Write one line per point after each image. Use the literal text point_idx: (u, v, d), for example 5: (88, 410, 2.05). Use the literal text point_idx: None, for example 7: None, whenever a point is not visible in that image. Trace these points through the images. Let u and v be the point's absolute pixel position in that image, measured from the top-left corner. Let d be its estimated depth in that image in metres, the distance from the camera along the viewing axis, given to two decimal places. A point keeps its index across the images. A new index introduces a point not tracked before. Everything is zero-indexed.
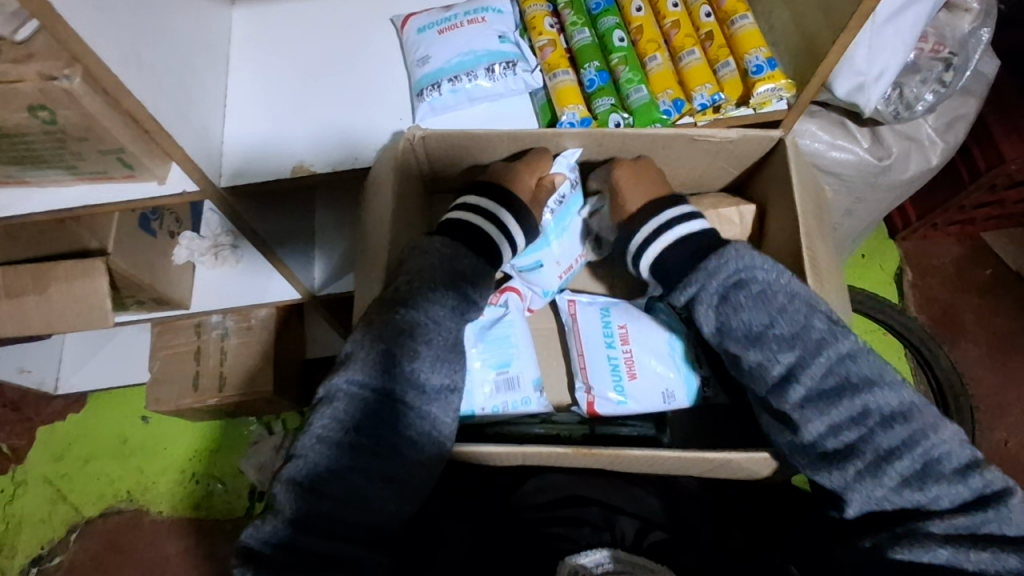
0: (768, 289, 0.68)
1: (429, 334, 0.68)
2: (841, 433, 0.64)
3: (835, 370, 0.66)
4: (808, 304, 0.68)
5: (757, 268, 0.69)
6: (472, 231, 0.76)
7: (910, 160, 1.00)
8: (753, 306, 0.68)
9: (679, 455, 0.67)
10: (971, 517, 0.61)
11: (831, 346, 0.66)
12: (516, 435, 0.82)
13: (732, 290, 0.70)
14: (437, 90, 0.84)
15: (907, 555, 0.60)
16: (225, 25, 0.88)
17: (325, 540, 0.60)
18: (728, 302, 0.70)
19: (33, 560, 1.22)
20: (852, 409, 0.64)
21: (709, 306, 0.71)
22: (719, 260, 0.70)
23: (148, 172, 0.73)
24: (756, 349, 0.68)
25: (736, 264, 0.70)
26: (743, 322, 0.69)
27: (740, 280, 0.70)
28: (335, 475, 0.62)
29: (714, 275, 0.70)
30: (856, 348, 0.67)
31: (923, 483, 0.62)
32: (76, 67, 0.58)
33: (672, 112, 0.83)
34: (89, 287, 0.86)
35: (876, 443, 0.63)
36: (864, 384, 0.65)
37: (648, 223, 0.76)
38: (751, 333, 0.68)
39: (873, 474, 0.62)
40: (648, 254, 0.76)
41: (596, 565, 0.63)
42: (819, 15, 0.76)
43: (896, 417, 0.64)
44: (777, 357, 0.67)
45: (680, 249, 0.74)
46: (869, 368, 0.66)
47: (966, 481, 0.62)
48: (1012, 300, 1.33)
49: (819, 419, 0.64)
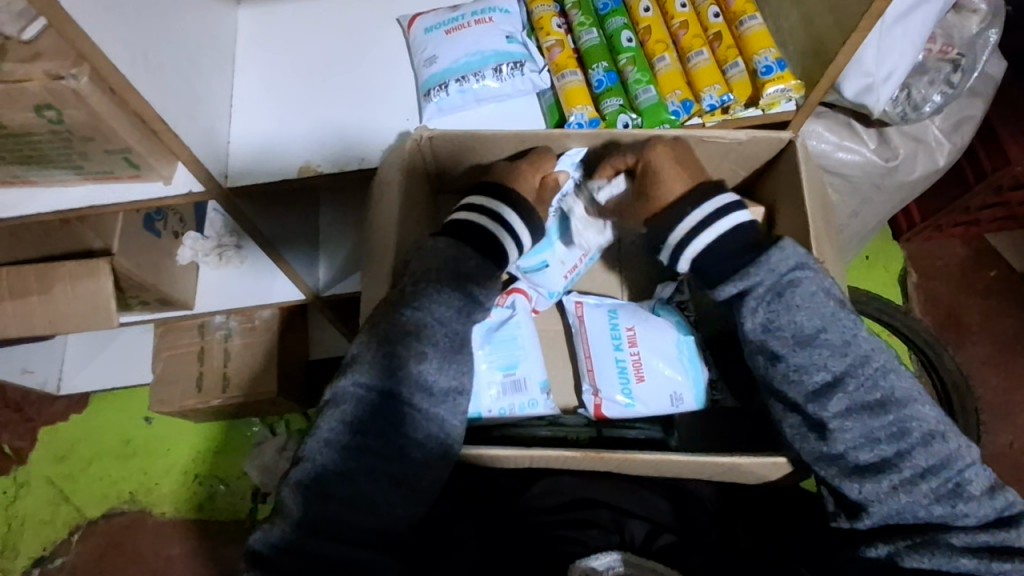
0: (819, 292, 0.67)
1: (435, 336, 0.67)
2: (878, 446, 0.63)
3: (880, 384, 0.64)
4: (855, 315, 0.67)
5: (807, 269, 0.68)
6: (478, 231, 0.75)
7: (917, 161, 1.00)
8: (806, 309, 0.66)
9: (688, 460, 0.66)
10: (995, 536, 0.61)
11: (875, 359, 0.65)
12: (523, 437, 0.83)
13: (787, 290, 0.67)
14: (445, 91, 0.83)
15: (928, 561, 0.60)
16: (231, 25, 0.87)
17: (335, 545, 0.60)
18: (780, 301, 0.67)
19: (36, 562, 1.22)
20: (894, 424, 0.63)
21: (760, 305, 0.68)
22: (779, 254, 0.68)
23: (154, 172, 0.72)
24: (801, 352, 0.66)
25: (787, 264, 0.67)
26: (793, 323, 0.66)
27: (793, 280, 0.67)
28: (348, 478, 0.62)
29: (773, 270, 0.67)
30: (894, 364, 0.66)
31: (953, 501, 0.62)
32: (83, 66, 0.57)
33: (681, 113, 0.83)
34: (93, 287, 0.85)
35: (913, 461, 0.62)
36: (905, 400, 0.64)
37: (691, 216, 0.72)
38: (800, 336, 0.66)
39: (906, 489, 0.62)
40: (693, 246, 0.72)
41: (607, 568, 0.62)
42: (828, 15, 0.75)
43: (935, 436, 0.63)
44: (823, 364, 0.65)
45: (728, 242, 0.71)
46: (908, 385, 0.65)
47: (992, 502, 0.63)
48: (1017, 301, 1.33)
49: (857, 430, 0.63)
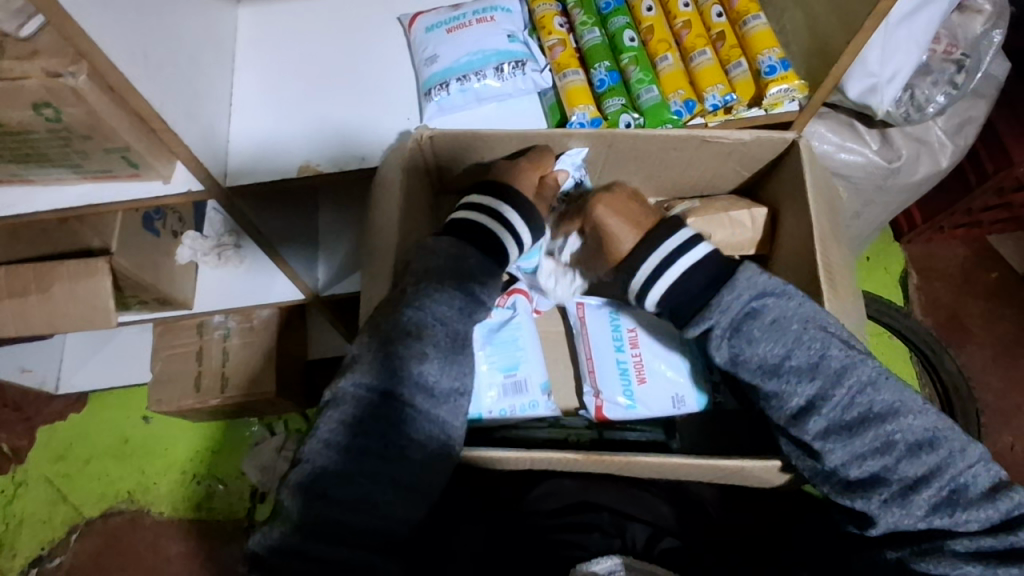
0: (782, 318, 0.66)
1: (436, 336, 0.66)
2: (865, 462, 0.62)
3: (857, 401, 0.63)
4: (824, 331, 0.65)
5: (768, 296, 0.67)
6: (478, 229, 0.74)
7: (920, 162, 0.99)
8: (768, 338, 0.65)
9: (692, 463, 0.66)
10: (1001, 540, 0.59)
11: (851, 375, 0.63)
12: (525, 440, 0.83)
13: (746, 321, 0.66)
14: (445, 90, 0.83)
15: (935, 568, 0.59)
16: (231, 23, 0.87)
17: (338, 548, 0.59)
18: (741, 335, 0.66)
19: (33, 562, 1.21)
20: (877, 439, 0.62)
21: (722, 339, 0.67)
22: (731, 292, 0.67)
23: (153, 171, 0.72)
24: (772, 381, 0.66)
25: (747, 295, 0.67)
26: (757, 355, 0.66)
27: (753, 310, 0.66)
28: (343, 483, 0.60)
29: (726, 310, 0.67)
30: (876, 374, 0.64)
31: (951, 509, 0.61)
32: (81, 64, 0.57)
33: (683, 112, 0.82)
34: (92, 286, 0.84)
35: (902, 473, 0.61)
36: (886, 413, 0.63)
37: (647, 261, 0.72)
38: (767, 365, 0.66)
39: (900, 502, 0.61)
40: (653, 292, 0.72)
41: (608, 574, 0.61)
42: (833, 16, 0.75)
43: (922, 445, 0.62)
44: (796, 389, 0.64)
45: (692, 279, 0.70)
46: (891, 395, 0.63)
47: (995, 503, 0.61)
48: (1019, 303, 1.32)
49: (842, 448, 0.62)
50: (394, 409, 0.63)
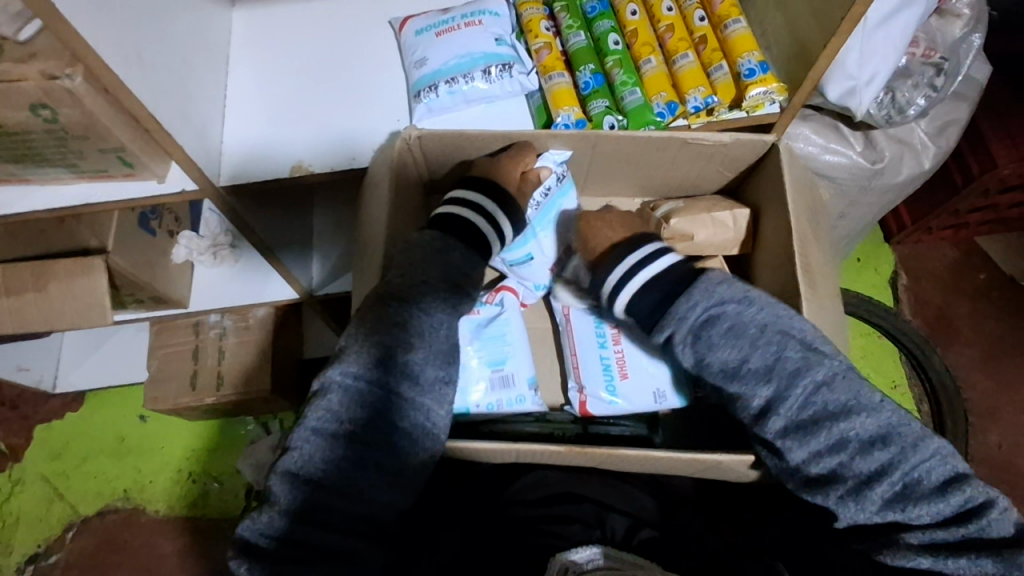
0: (739, 323, 0.69)
1: (422, 329, 0.69)
2: (822, 460, 0.64)
3: (812, 400, 0.65)
4: (780, 333, 0.68)
5: (727, 304, 0.70)
6: (461, 222, 0.77)
7: (903, 163, 1.01)
8: (725, 345, 0.69)
9: (671, 455, 0.67)
10: (952, 532, 0.61)
11: (805, 375, 0.66)
12: (508, 433, 0.83)
13: (705, 329, 0.70)
14: (434, 92, 0.84)
15: (890, 559, 0.61)
16: (225, 26, 0.89)
17: (321, 532, 0.61)
18: (701, 341, 0.70)
19: (29, 559, 1.23)
20: (830, 437, 0.64)
21: (685, 346, 0.72)
22: (688, 302, 0.72)
23: (148, 171, 0.74)
24: (733, 383, 0.69)
25: (702, 304, 0.71)
26: (717, 360, 0.69)
27: (711, 318, 0.70)
28: (321, 482, 0.63)
29: (684, 320, 0.71)
30: (832, 372, 0.66)
31: (905, 504, 0.62)
32: (77, 67, 0.59)
33: (666, 114, 0.84)
34: (88, 284, 0.86)
35: (856, 470, 0.63)
36: (840, 412, 0.64)
37: (610, 276, 0.78)
38: (727, 369, 0.69)
39: (854, 498, 0.62)
40: (618, 305, 0.77)
41: (587, 561, 0.63)
42: (811, 19, 0.77)
43: (874, 442, 0.63)
44: (754, 392, 0.67)
45: (645, 297, 0.75)
46: (845, 394, 0.65)
47: (946, 498, 0.62)
48: (1006, 303, 1.34)
49: (799, 447, 0.64)
50: (371, 405, 0.65)
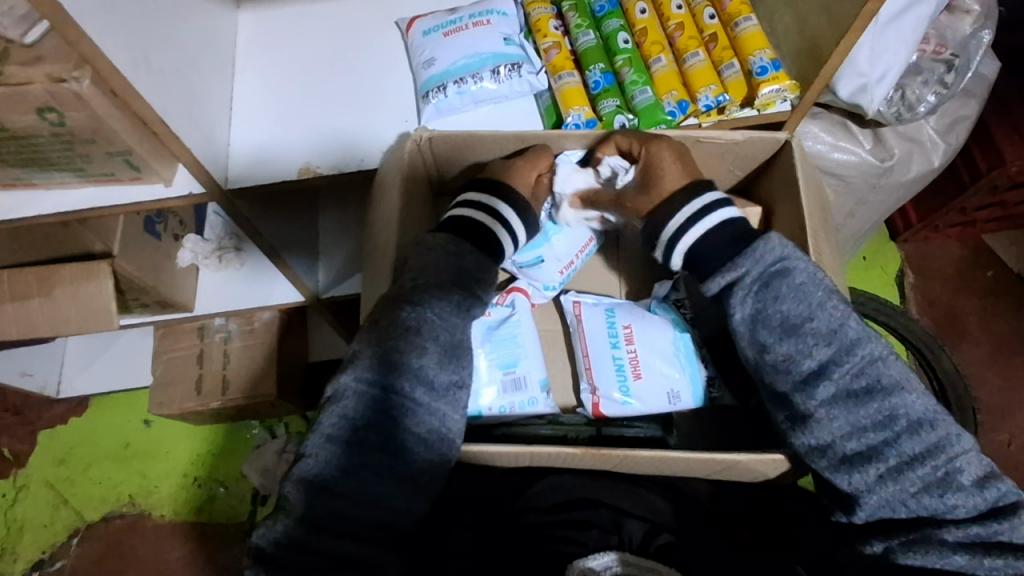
0: (810, 282, 0.68)
1: (435, 331, 0.68)
2: (865, 434, 0.63)
3: (867, 371, 0.64)
4: (845, 303, 0.67)
5: (799, 260, 0.69)
6: (474, 224, 0.76)
7: (912, 160, 1.01)
8: (793, 298, 0.67)
9: (687, 456, 0.66)
10: (986, 528, 0.60)
11: (863, 348, 0.65)
12: (523, 437, 0.81)
13: (775, 279, 0.69)
14: (443, 92, 0.84)
15: (919, 559, 0.60)
16: (231, 28, 0.88)
17: (342, 541, 0.60)
18: (768, 291, 0.69)
19: (35, 566, 1.22)
20: (880, 410, 0.63)
21: (749, 293, 0.70)
22: (766, 245, 0.69)
23: (154, 173, 0.73)
24: (788, 341, 0.67)
25: (781, 253, 0.69)
26: (780, 312, 0.68)
27: (783, 270, 0.68)
28: (344, 479, 0.62)
29: (759, 261, 0.69)
30: (886, 351, 0.66)
31: (943, 490, 0.61)
32: (85, 69, 0.58)
33: (677, 113, 0.84)
34: (95, 289, 0.85)
35: (900, 449, 0.62)
36: (893, 387, 0.64)
37: (676, 217, 0.75)
38: (787, 324, 0.67)
39: (892, 478, 0.62)
40: (681, 247, 0.75)
41: (605, 568, 0.62)
42: (823, 17, 0.76)
43: (922, 423, 0.62)
44: (810, 352, 0.66)
45: (714, 240, 0.73)
46: (898, 372, 0.65)
47: (983, 492, 0.61)
48: (1015, 301, 1.33)
49: (844, 417, 0.64)
50: (389, 410, 0.64)
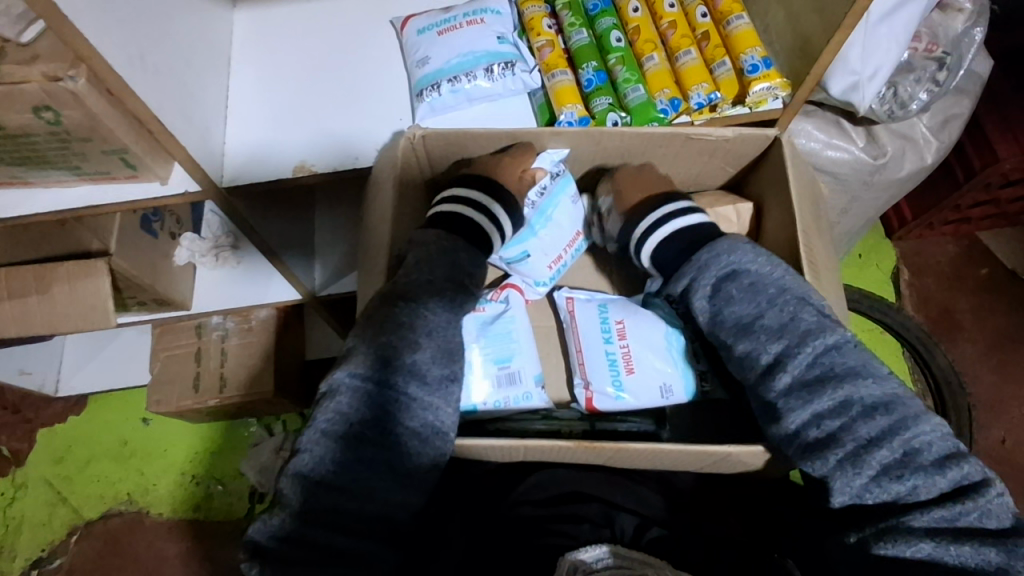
0: (758, 281, 0.72)
1: (428, 327, 0.69)
2: (823, 421, 0.64)
3: (820, 361, 0.67)
4: (799, 296, 0.70)
5: (749, 262, 0.73)
6: (463, 220, 0.78)
7: (905, 158, 1.01)
8: (744, 298, 0.72)
9: (679, 448, 0.67)
10: (951, 510, 0.60)
11: (817, 337, 0.67)
12: (516, 430, 0.82)
13: (726, 282, 0.73)
14: (437, 91, 0.85)
15: (890, 548, 0.60)
16: (226, 26, 0.88)
17: (329, 533, 0.61)
18: (720, 294, 0.73)
19: (33, 563, 1.22)
20: (835, 397, 0.64)
21: (704, 297, 0.75)
22: (711, 253, 0.75)
23: (150, 172, 0.74)
24: (745, 338, 0.71)
25: (726, 257, 0.74)
26: (733, 312, 0.72)
27: (732, 274, 0.73)
28: (331, 470, 0.62)
29: (705, 268, 0.75)
30: (842, 339, 0.67)
31: (903, 473, 0.61)
32: (80, 68, 0.58)
33: (669, 111, 0.85)
34: (92, 287, 0.86)
35: (857, 433, 0.63)
36: (847, 374, 0.65)
37: (659, 209, 0.81)
38: (741, 323, 0.71)
39: (854, 464, 0.62)
40: (665, 228, 0.80)
41: (596, 561, 0.62)
42: (814, 15, 0.77)
43: (878, 406, 0.63)
44: (765, 347, 0.69)
45: (672, 244, 0.79)
46: (854, 359, 0.66)
47: (944, 472, 0.61)
48: (1008, 298, 1.34)
49: (802, 406, 0.65)
50: (367, 403, 0.64)
